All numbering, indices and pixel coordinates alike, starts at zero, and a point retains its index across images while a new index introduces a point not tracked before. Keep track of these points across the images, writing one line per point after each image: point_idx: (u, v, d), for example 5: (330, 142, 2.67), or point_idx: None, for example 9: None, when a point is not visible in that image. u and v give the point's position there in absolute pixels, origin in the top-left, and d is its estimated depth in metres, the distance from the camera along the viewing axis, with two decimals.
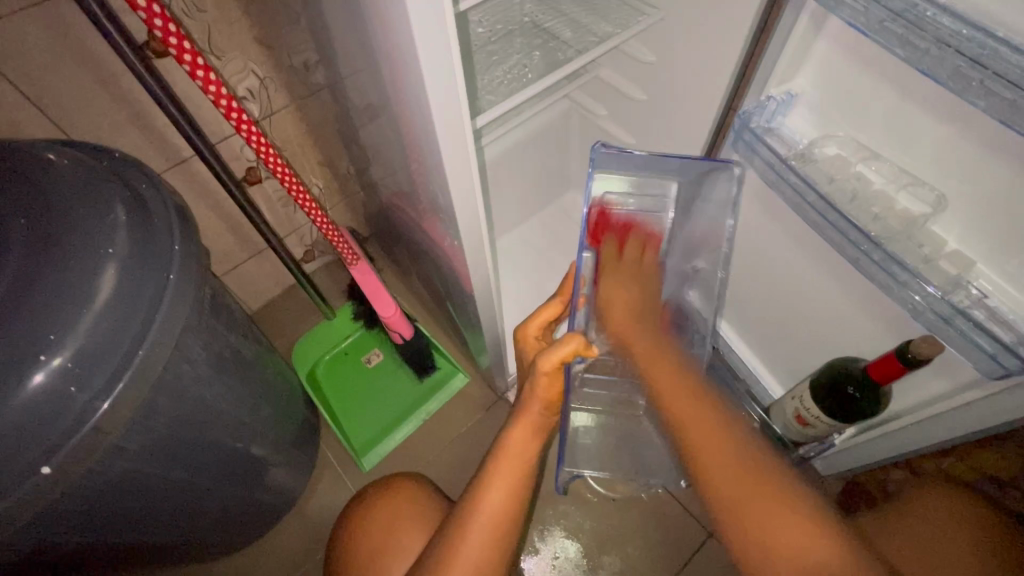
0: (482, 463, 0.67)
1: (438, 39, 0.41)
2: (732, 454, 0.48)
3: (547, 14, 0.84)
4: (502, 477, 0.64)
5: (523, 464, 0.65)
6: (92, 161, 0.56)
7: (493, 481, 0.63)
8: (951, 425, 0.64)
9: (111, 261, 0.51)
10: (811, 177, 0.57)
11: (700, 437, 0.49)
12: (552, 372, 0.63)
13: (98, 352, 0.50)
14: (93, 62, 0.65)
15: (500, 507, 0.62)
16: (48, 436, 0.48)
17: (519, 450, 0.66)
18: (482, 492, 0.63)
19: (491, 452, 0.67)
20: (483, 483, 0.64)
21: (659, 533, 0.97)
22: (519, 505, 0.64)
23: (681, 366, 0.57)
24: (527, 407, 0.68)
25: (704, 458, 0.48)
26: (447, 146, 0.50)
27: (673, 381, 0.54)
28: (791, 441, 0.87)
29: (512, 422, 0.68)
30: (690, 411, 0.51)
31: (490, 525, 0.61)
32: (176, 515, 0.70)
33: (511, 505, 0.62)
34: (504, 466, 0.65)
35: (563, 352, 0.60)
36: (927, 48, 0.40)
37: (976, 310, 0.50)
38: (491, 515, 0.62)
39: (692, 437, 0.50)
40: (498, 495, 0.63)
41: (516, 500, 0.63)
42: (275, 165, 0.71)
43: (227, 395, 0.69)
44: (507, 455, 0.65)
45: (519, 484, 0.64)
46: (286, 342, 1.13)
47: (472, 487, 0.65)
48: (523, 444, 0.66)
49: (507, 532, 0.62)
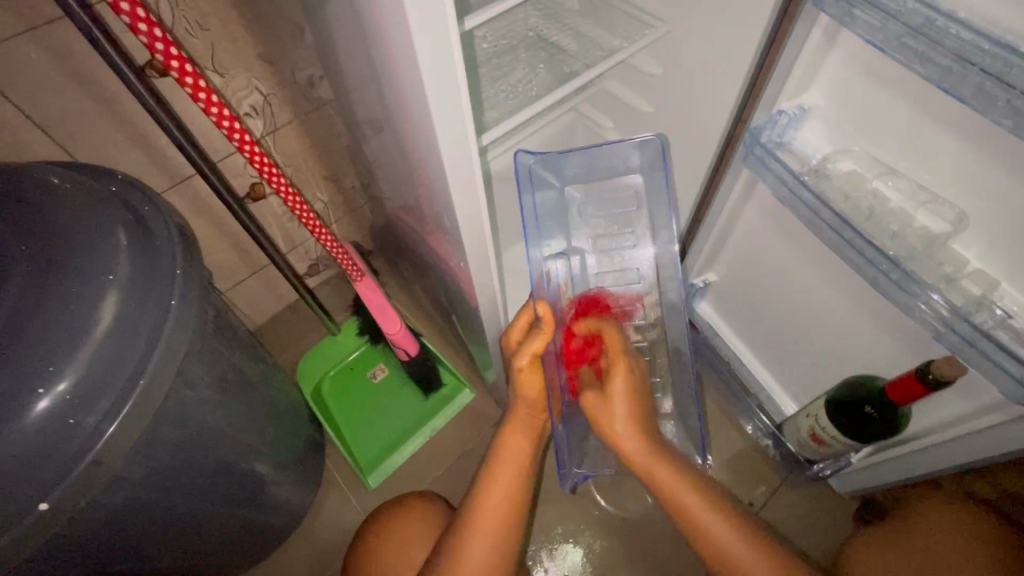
0: (478, 471, 0.65)
1: (442, 61, 0.40)
2: (716, 529, 0.56)
3: (553, 27, 0.84)
4: (500, 482, 0.62)
5: (520, 464, 0.64)
6: (95, 183, 0.56)
7: (491, 485, 0.62)
8: (980, 447, 0.61)
9: (113, 288, 0.50)
10: (826, 194, 0.55)
11: (674, 494, 0.58)
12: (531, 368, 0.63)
13: (99, 382, 0.49)
14: (96, 83, 0.64)
15: (503, 502, 0.61)
16: (48, 469, 0.47)
17: (513, 455, 0.65)
18: (482, 493, 0.62)
19: (486, 456, 0.66)
20: (481, 489, 0.62)
21: (670, 553, 0.95)
22: (521, 501, 0.63)
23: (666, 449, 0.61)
24: (515, 411, 0.67)
25: (680, 508, 0.58)
26: (450, 167, 0.49)
27: (665, 468, 0.59)
28: (805, 459, 0.86)
29: (502, 428, 0.67)
30: (682, 492, 0.58)
31: (493, 529, 0.59)
32: (179, 542, 0.69)
33: (512, 502, 0.61)
34: (500, 471, 0.63)
35: (536, 343, 0.61)
36: (949, 66, 0.39)
37: (1000, 332, 0.48)
38: (494, 515, 0.60)
39: (683, 506, 0.58)
40: (500, 500, 0.61)
41: (516, 499, 0.62)
42: (278, 183, 0.71)
43: (231, 419, 0.68)
44: (502, 462, 0.64)
45: (518, 481, 0.63)
46: (291, 358, 1.13)
47: (473, 488, 0.64)
48: (519, 445, 0.65)
49: (512, 526, 0.61)
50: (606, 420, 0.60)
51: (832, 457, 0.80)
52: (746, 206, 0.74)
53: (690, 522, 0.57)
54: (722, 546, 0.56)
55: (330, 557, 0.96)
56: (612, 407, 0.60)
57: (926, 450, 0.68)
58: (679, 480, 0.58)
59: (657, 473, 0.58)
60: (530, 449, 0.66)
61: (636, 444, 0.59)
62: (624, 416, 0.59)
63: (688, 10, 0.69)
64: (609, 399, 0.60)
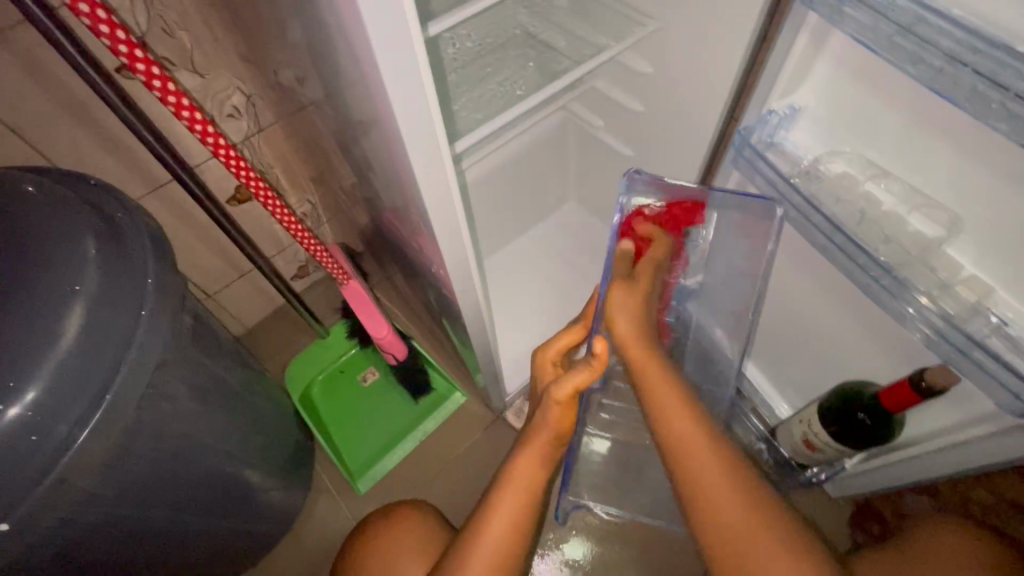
0: (485, 492, 0.64)
1: (408, 63, 0.38)
2: (716, 487, 0.49)
3: (541, 24, 0.82)
4: (504, 508, 0.60)
5: (529, 494, 0.62)
6: (64, 189, 0.54)
7: (492, 517, 0.60)
8: (976, 456, 0.59)
9: (79, 299, 0.49)
10: (817, 198, 0.53)
11: (679, 431, 0.52)
12: (566, 404, 0.59)
13: (64, 398, 0.47)
14: (68, 87, 0.63)
15: (504, 538, 0.59)
16: (12, 487, 0.46)
17: (525, 479, 0.62)
18: (484, 524, 0.59)
19: (497, 476, 0.64)
20: (482, 518, 0.60)
21: (664, 559, 0.93)
22: (523, 535, 0.60)
23: (689, 396, 0.55)
24: (536, 435, 0.63)
25: (683, 448, 0.51)
26: (424, 171, 0.47)
27: (678, 403, 0.54)
28: (799, 464, 0.84)
29: (518, 451, 0.64)
30: (689, 432, 0.52)
31: (489, 562, 0.57)
32: (159, 554, 0.67)
33: (513, 538, 0.59)
34: (506, 496, 0.61)
35: (580, 377, 0.58)
36: (941, 67, 0.37)
37: (995, 341, 0.47)
38: (493, 550, 0.58)
39: (684, 459, 0.51)
40: (500, 532, 0.59)
41: (518, 531, 0.59)
42: (256, 187, 0.69)
43: (211, 429, 0.67)
44: (510, 487, 0.61)
45: (522, 515, 0.60)
46: (280, 362, 1.11)
47: (475, 517, 0.61)
48: (531, 473, 0.62)
49: (511, 562, 0.58)
50: (619, 308, 0.58)
51: (825, 462, 0.78)
52: None
53: (686, 466, 0.51)
54: (715, 498, 0.48)
55: (320, 565, 0.95)
56: (631, 296, 0.59)
57: (920, 457, 0.66)
58: (682, 408, 0.54)
59: (657, 383, 0.56)
60: (542, 477, 0.63)
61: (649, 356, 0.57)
62: (628, 308, 0.58)
63: (677, 9, 0.67)
64: (631, 291, 0.59)
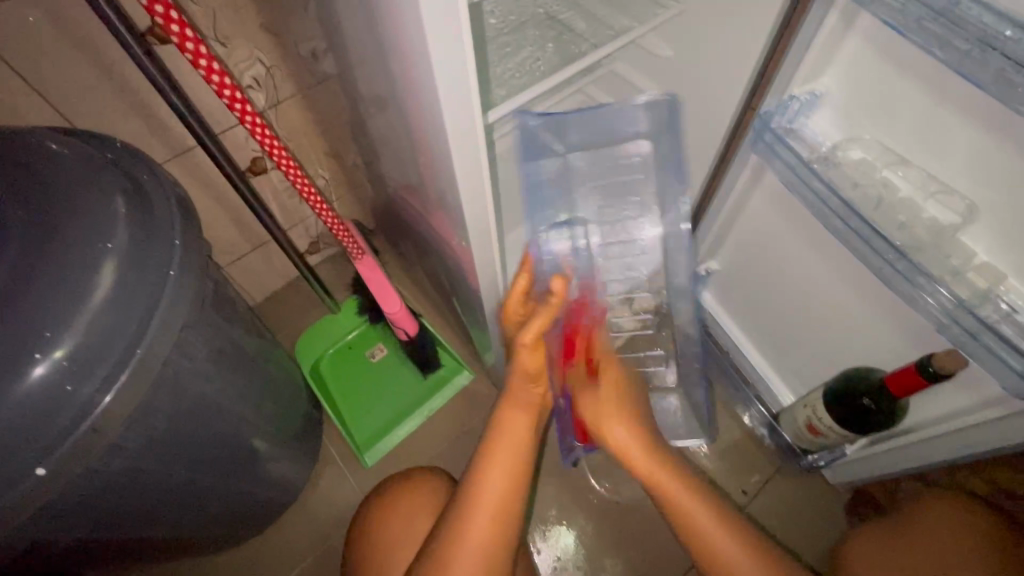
0: (477, 446, 0.63)
1: (452, 33, 0.39)
2: (706, 521, 0.61)
3: (562, 5, 0.81)
4: (501, 456, 0.60)
5: (520, 442, 0.62)
6: (93, 150, 0.55)
7: (491, 466, 0.59)
8: (976, 440, 0.61)
9: (111, 256, 0.50)
10: (835, 181, 0.54)
11: (694, 520, 0.61)
12: (533, 346, 0.60)
13: (94, 350, 0.48)
14: (93, 49, 0.64)
15: (502, 491, 0.59)
16: (44, 436, 0.47)
17: (514, 432, 0.62)
18: (480, 476, 0.59)
19: (485, 435, 0.63)
20: (480, 469, 0.60)
21: (659, 537, 0.95)
22: (521, 486, 0.60)
23: (685, 474, 0.64)
24: (513, 387, 0.64)
25: (710, 543, 0.60)
26: (455, 146, 0.48)
27: (686, 492, 0.62)
28: (801, 449, 0.88)
29: (500, 405, 0.64)
30: (693, 509, 0.61)
31: (489, 512, 0.57)
32: (174, 512, 0.69)
33: (513, 481, 0.59)
34: (500, 445, 0.61)
35: (541, 322, 0.58)
36: (970, 51, 0.38)
37: (1005, 326, 0.48)
38: (493, 501, 0.58)
39: (671, 503, 0.62)
40: (499, 483, 0.59)
41: (514, 482, 0.59)
42: (280, 157, 0.70)
43: (229, 393, 0.68)
44: (496, 452, 0.60)
45: (518, 465, 0.60)
46: (291, 334, 1.13)
47: (472, 467, 0.61)
48: (519, 425, 0.63)
49: (510, 512, 0.59)
50: (604, 421, 0.66)
51: (827, 447, 0.81)
52: (755, 192, 0.74)
53: (712, 550, 0.60)
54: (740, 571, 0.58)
55: (326, 532, 0.97)
56: (601, 402, 0.66)
57: (923, 443, 0.69)
58: (693, 499, 0.62)
59: (685, 501, 0.62)
60: (530, 423, 0.63)
61: (648, 460, 0.64)
62: (611, 413, 0.66)
63: None
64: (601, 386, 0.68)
